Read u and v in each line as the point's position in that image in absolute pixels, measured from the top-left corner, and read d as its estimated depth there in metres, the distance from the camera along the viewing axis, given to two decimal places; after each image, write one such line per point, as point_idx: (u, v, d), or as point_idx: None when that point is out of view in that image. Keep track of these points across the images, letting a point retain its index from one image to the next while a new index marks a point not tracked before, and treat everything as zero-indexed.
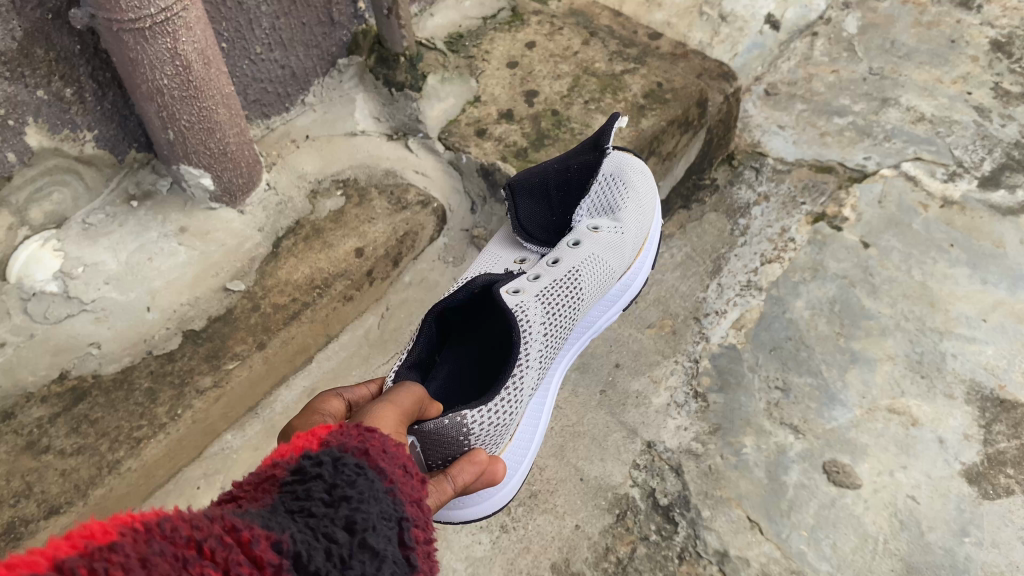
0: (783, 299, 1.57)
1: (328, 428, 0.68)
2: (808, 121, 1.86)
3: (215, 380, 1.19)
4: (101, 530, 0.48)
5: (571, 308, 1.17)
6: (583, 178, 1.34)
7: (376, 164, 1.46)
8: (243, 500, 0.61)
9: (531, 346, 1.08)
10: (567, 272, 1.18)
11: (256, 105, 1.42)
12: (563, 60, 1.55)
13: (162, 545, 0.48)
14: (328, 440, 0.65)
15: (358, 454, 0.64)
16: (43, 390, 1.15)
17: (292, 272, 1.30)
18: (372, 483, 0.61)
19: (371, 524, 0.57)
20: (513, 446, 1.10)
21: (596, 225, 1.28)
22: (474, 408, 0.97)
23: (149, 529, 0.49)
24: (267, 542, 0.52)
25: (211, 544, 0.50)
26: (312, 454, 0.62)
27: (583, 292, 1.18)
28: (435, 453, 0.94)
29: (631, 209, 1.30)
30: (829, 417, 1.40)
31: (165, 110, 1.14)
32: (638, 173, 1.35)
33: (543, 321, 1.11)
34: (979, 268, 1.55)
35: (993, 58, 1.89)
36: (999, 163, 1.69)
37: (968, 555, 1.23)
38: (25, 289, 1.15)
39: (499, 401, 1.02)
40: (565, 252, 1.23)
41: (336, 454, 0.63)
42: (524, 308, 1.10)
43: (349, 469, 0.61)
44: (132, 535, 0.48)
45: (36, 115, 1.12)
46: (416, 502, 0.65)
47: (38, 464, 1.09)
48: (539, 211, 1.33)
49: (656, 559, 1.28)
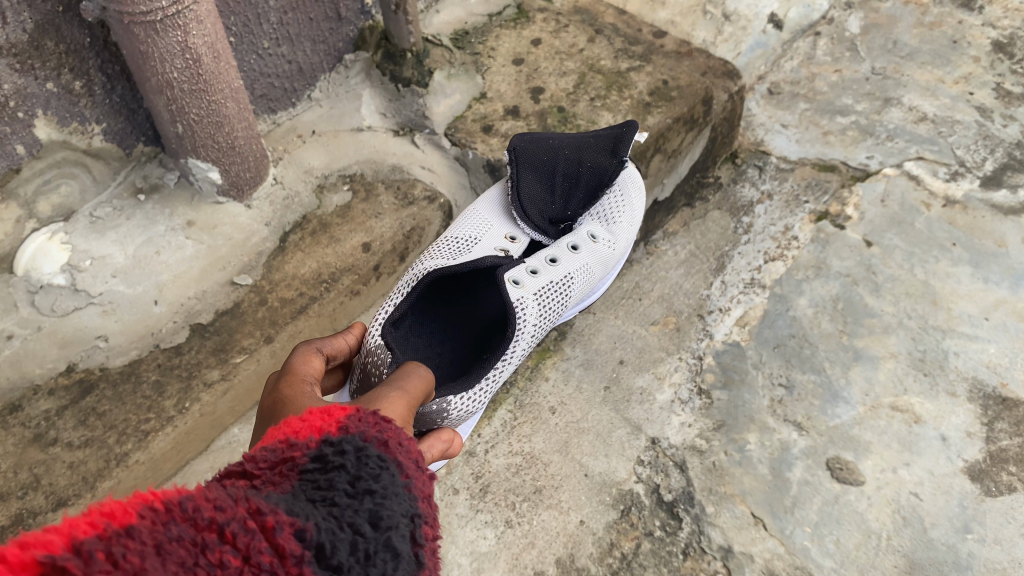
0: (787, 297, 1.57)
1: (346, 410, 0.67)
2: (811, 120, 1.86)
3: (223, 373, 1.19)
4: (121, 511, 0.47)
5: (555, 311, 1.19)
6: (591, 179, 1.34)
7: (382, 159, 1.46)
8: (258, 481, 0.59)
9: (520, 344, 1.10)
10: (564, 276, 1.20)
11: (263, 100, 1.42)
12: (568, 57, 1.56)
13: (179, 530, 0.48)
14: (348, 426, 0.64)
15: (378, 445, 0.64)
16: (51, 381, 1.14)
17: (298, 267, 1.29)
18: (393, 479, 0.61)
19: (394, 522, 0.57)
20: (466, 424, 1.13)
21: (592, 231, 1.31)
22: (458, 393, 0.99)
23: (169, 510, 0.49)
24: (290, 530, 0.51)
25: (233, 528, 0.49)
26: (334, 442, 0.62)
27: (569, 299, 1.21)
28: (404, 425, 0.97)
29: (624, 226, 1.34)
30: (832, 414, 1.41)
31: (174, 103, 1.14)
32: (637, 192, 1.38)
33: (535, 321, 1.13)
34: (981, 267, 1.55)
35: (995, 59, 1.90)
36: (1001, 163, 1.70)
37: (971, 551, 1.23)
38: (33, 281, 1.16)
39: (477, 387, 1.03)
40: (562, 250, 1.25)
41: (358, 444, 0.62)
42: (524, 305, 1.11)
43: (371, 462, 0.61)
44: (151, 519, 0.48)
45: (45, 107, 1.12)
46: (427, 499, 0.64)
47: (46, 456, 1.09)
48: (540, 191, 1.32)
49: (660, 554, 1.28)
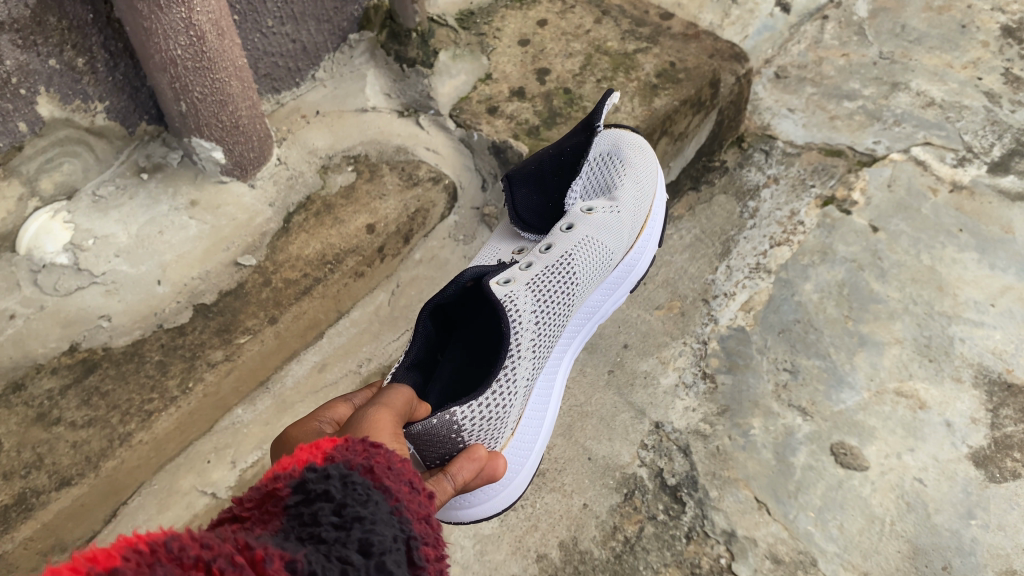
0: (792, 281, 1.57)
1: (331, 440, 0.65)
2: (818, 104, 1.85)
3: (227, 354, 1.19)
4: (104, 553, 0.45)
5: (565, 293, 1.15)
6: (576, 162, 1.33)
7: (387, 140, 1.45)
8: (248, 522, 0.58)
9: (521, 339, 1.07)
10: (560, 257, 1.16)
11: (267, 79, 1.41)
12: (574, 38, 1.54)
13: (167, 571, 0.45)
14: (332, 455, 0.62)
15: (363, 472, 0.62)
16: (54, 361, 1.14)
17: (303, 248, 1.28)
18: (380, 505, 0.59)
19: (388, 547, 0.56)
20: (514, 444, 1.09)
21: (592, 205, 1.25)
22: (463, 404, 0.96)
23: (154, 550, 0.47)
24: (282, 564, 0.50)
25: (221, 565, 0.47)
26: (318, 467, 0.60)
27: (577, 275, 1.16)
28: (429, 451, 0.94)
29: (629, 187, 1.27)
30: (837, 399, 1.40)
31: (177, 81, 1.13)
32: (639, 150, 1.31)
33: (534, 311, 1.09)
34: (988, 253, 1.55)
35: (1004, 43, 1.88)
36: (1009, 149, 1.69)
37: (974, 537, 1.23)
38: (35, 260, 1.15)
39: (489, 395, 1.00)
40: (559, 235, 1.21)
41: (343, 471, 0.61)
42: (513, 297, 1.08)
43: (358, 489, 0.59)
44: (137, 560, 0.45)
45: (48, 85, 1.11)
46: (423, 520, 0.62)
47: (49, 436, 1.08)
48: (535, 198, 1.32)
49: (663, 538, 1.28)
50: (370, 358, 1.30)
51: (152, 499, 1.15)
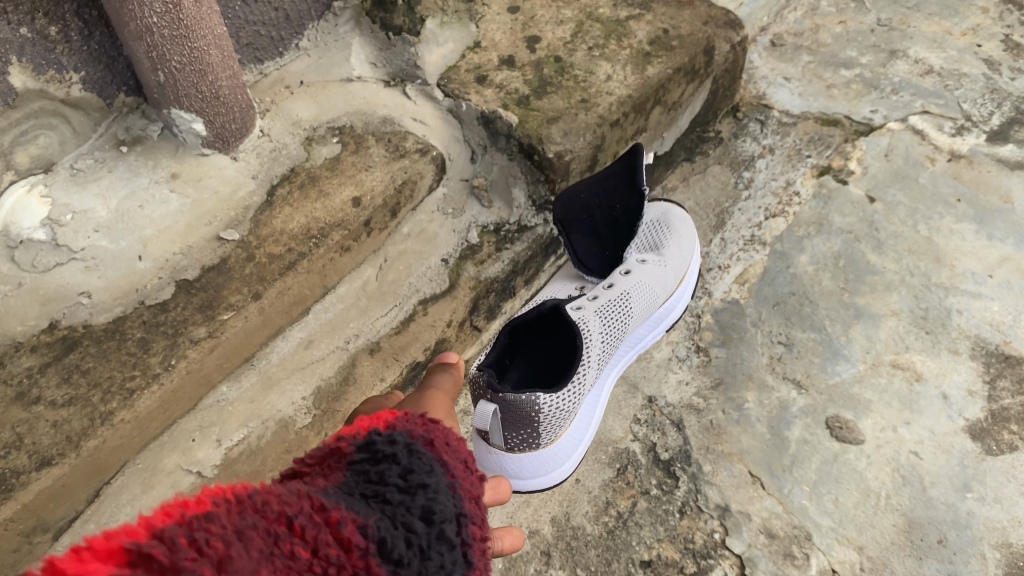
0: (787, 254, 1.54)
1: (394, 414, 0.74)
2: (814, 73, 1.82)
3: (210, 330, 1.16)
4: (196, 501, 0.54)
5: (624, 324, 1.25)
6: (626, 221, 1.34)
7: (373, 111, 1.41)
8: (315, 476, 0.66)
9: (592, 351, 1.17)
10: (619, 295, 1.25)
11: (249, 49, 1.37)
12: (566, 5, 1.51)
13: (254, 518, 0.53)
14: (395, 424, 0.71)
15: (424, 443, 0.70)
16: (33, 338, 1.10)
17: (287, 221, 1.24)
18: (440, 476, 0.66)
19: (446, 515, 0.63)
20: (572, 432, 1.20)
21: (644, 259, 1.33)
22: (549, 392, 1.09)
23: (241, 501, 0.54)
24: (353, 525, 0.57)
25: (301, 521, 0.55)
26: (383, 433, 0.68)
27: (633, 312, 1.25)
28: (516, 430, 1.11)
29: (674, 248, 1.35)
30: (832, 372, 1.39)
31: (154, 50, 1.09)
32: (680, 220, 1.39)
33: (602, 334, 1.19)
34: (986, 223, 1.52)
35: (1004, 10, 1.86)
36: (1008, 117, 1.66)
37: (970, 511, 1.22)
38: (12, 236, 1.12)
39: (569, 391, 1.13)
40: (618, 278, 1.30)
41: (406, 439, 0.68)
42: (585, 321, 1.18)
43: (422, 459, 0.67)
44: (227, 506, 0.53)
45: (20, 54, 1.07)
46: (473, 499, 0.69)
47: (29, 415, 1.05)
48: (589, 244, 1.37)
49: (656, 513, 1.26)
50: (357, 335, 1.29)
51: (136, 479, 1.13)
